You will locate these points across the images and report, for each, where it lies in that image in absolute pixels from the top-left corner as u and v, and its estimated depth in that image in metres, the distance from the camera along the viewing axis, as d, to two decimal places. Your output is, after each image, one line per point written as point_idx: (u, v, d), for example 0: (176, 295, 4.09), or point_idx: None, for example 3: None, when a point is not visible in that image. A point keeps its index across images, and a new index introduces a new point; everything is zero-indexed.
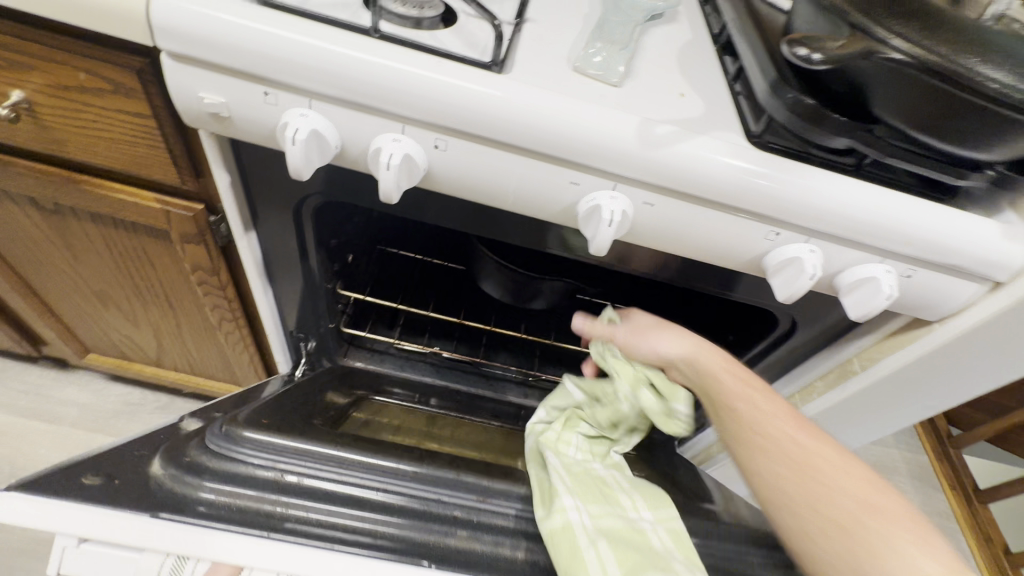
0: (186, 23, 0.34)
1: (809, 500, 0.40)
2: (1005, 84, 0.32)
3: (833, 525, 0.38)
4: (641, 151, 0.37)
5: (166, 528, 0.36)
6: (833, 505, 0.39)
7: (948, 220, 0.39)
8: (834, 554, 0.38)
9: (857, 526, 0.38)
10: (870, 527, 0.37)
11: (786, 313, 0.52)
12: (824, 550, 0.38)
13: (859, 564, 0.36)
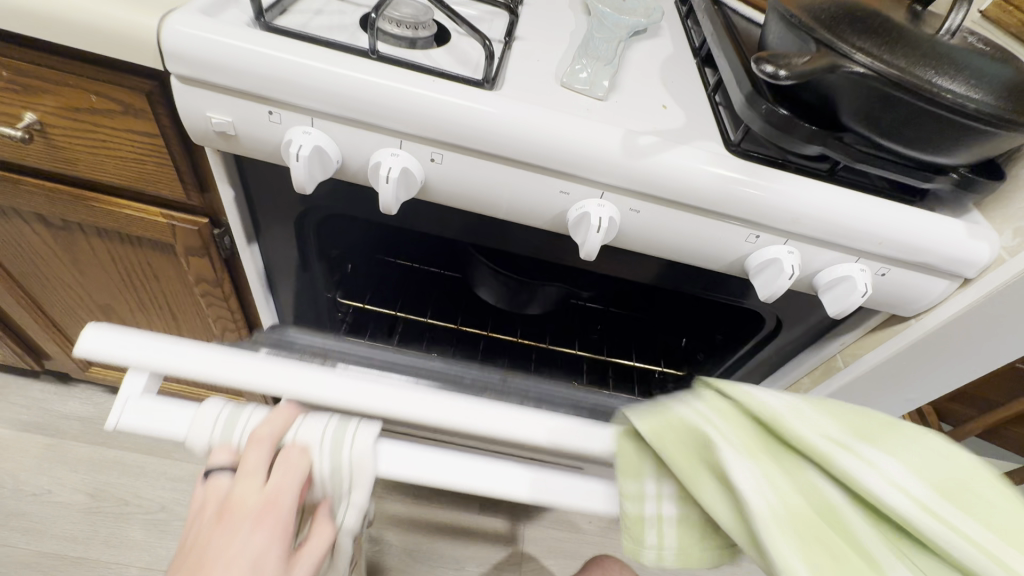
0: (194, 48, 0.36)
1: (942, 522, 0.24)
2: (958, 95, 0.34)
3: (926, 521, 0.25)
4: (626, 161, 0.39)
5: (218, 362, 0.37)
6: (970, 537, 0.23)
7: (918, 221, 0.42)
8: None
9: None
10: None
11: (771, 313, 0.54)
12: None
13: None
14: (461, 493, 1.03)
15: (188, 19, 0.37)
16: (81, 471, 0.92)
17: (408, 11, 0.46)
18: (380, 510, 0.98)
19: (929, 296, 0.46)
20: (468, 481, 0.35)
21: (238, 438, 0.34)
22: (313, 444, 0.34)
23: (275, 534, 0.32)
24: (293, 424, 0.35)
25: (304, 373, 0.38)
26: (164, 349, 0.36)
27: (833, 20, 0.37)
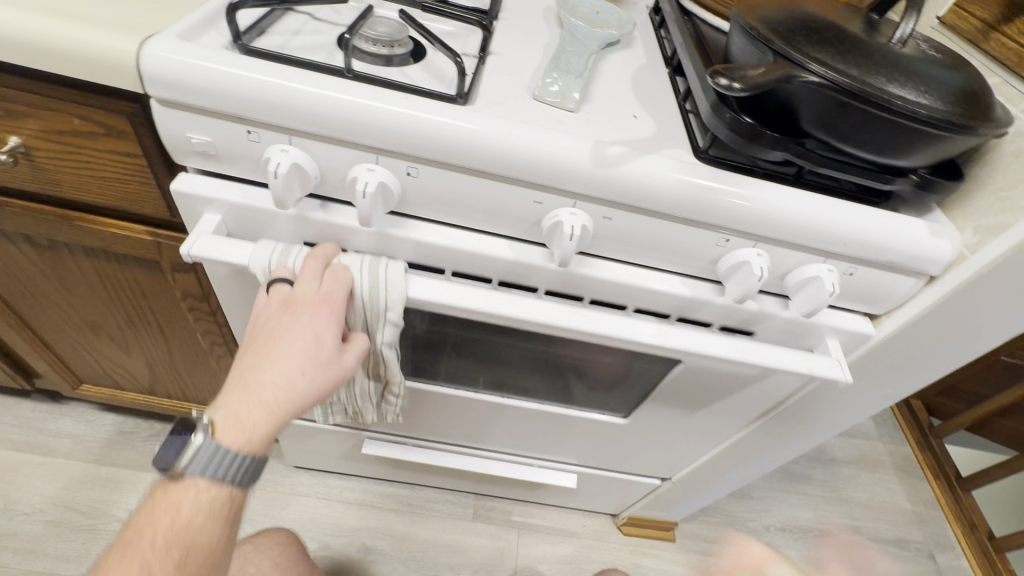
0: (172, 71, 0.37)
1: None
2: (909, 101, 0.36)
3: None
4: (596, 170, 0.40)
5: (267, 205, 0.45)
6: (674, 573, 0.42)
7: (881, 221, 0.43)
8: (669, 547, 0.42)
9: None
10: None
11: None
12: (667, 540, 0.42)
13: None
14: (455, 500, 1.04)
15: (165, 43, 0.38)
16: (74, 489, 0.92)
17: (384, 30, 0.47)
18: (374, 520, 0.99)
19: (897, 293, 0.48)
20: (484, 299, 0.46)
21: (294, 263, 0.44)
22: (354, 265, 0.44)
23: (328, 325, 0.41)
24: (337, 258, 0.45)
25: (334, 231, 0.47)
26: (227, 189, 0.45)
27: (789, 32, 0.38)
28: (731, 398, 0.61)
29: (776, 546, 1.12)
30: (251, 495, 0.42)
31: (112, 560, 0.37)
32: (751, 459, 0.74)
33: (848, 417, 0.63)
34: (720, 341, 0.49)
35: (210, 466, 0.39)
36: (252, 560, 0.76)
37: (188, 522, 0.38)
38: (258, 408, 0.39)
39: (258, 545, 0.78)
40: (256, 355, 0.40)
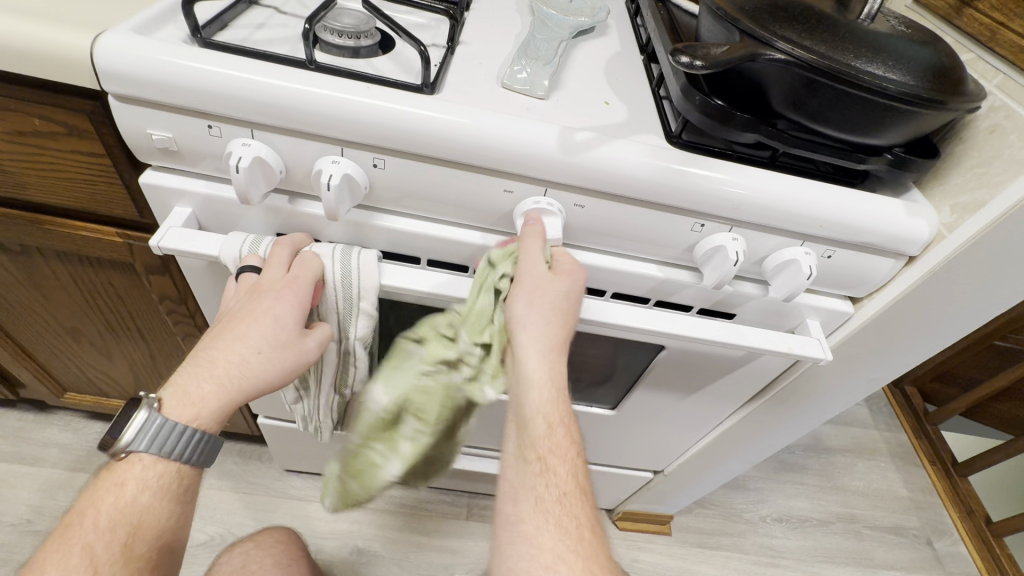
0: (126, 66, 0.36)
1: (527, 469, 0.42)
2: (876, 76, 0.35)
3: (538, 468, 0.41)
4: (564, 156, 0.39)
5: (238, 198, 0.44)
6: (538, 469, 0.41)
7: (857, 202, 0.42)
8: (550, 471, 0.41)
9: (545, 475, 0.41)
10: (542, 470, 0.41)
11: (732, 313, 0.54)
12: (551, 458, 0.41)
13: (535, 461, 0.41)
14: (448, 499, 1.03)
15: (120, 37, 0.37)
16: (61, 498, 0.91)
17: (349, 21, 0.47)
18: (366, 522, 0.98)
19: (877, 275, 0.47)
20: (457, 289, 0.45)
21: (264, 251, 0.43)
22: (325, 255, 0.43)
23: (273, 297, 0.40)
24: (307, 246, 0.44)
25: (308, 224, 0.46)
26: (199, 184, 0.44)
27: (755, 11, 0.38)
28: (724, 381, 0.60)
29: (772, 536, 1.11)
30: (204, 472, 0.41)
31: (50, 545, 0.35)
32: (741, 449, 0.74)
33: (837, 403, 0.62)
34: (700, 323, 0.48)
35: (156, 442, 0.38)
36: (254, 559, 0.76)
37: (135, 501, 0.37)
38: (208, 382, 0.39)
39: (260, 544, 0.78)
40: (215, 332, 0.40)
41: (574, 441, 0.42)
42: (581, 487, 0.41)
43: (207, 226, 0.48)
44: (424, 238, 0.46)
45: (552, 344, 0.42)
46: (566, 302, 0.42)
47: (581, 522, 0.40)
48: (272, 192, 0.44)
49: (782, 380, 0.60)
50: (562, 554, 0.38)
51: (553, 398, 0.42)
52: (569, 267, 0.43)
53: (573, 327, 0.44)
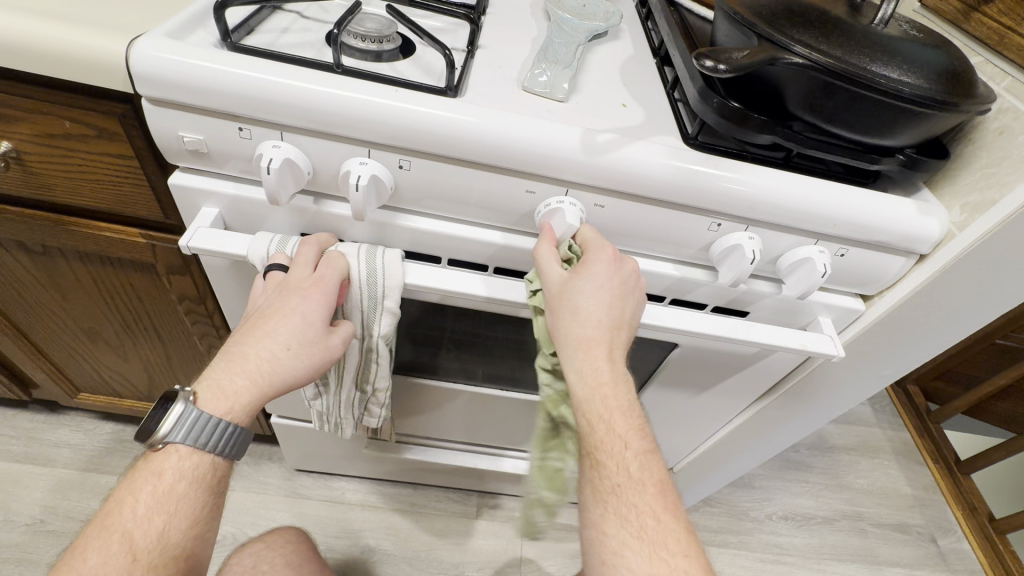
0: (160, 70, 0.37)
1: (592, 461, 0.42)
2: (892, 80, 0.36)
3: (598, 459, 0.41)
4: (587, 157, 0.40)
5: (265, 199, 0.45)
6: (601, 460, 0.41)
7: (870, 202, 0.43)
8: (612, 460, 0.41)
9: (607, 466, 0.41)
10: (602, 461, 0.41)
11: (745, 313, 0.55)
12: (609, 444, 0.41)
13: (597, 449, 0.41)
14: (457, 498, 1.04)
15: (154, 42, 0.38)
16: (74, 499, 0.92)
17: (372, 26, 0.48)
18: (376, 521, 0.98)
19: (888, 273, 0.48)
20: (477, 288, 0.46)
21: (291, 251, 0.44)
22: (350, 255, 0.44)
23: (287, 296, 0.41)
24: (332, 246, 0.45)
25: (333, 224, 0.47)
26: (227, 185, 0.45)
27: (772, 16, 0.39)
28: (736, 378, 0.61)
29: (778, 534, 1.12)
30: (236, 464, 0.43)
31: (92, 531, 0.37)
32: (750, 446, 0.75)
33: (846, 400, 0.63)
34: (715, 319, 0.49)
35: (191, 434, 0.39)
36: (265, 559, 0.76)
37: (172, 490, 0.39)
38: (241, 376, 0.40)
39: (272, 543, 0.78)
40: (245, 330, 0.41)
41: (622, 435, 0.41)
42: (637, 478, 0.41)
43: (232, 226, 0.49)
44: (446, 238, 0.47)
45: (577, 342, 0.42)
46: (582, 298, 0.42)
47: (642, 510, 0.40)
48: (298, 192, 0.45)
49: (792, 377, 0.61)
50: (625, 540, 0.39)
51: (591, 394, 0.41)
52: (590, 262, 0.42)
53: (603, 317, 0.42)
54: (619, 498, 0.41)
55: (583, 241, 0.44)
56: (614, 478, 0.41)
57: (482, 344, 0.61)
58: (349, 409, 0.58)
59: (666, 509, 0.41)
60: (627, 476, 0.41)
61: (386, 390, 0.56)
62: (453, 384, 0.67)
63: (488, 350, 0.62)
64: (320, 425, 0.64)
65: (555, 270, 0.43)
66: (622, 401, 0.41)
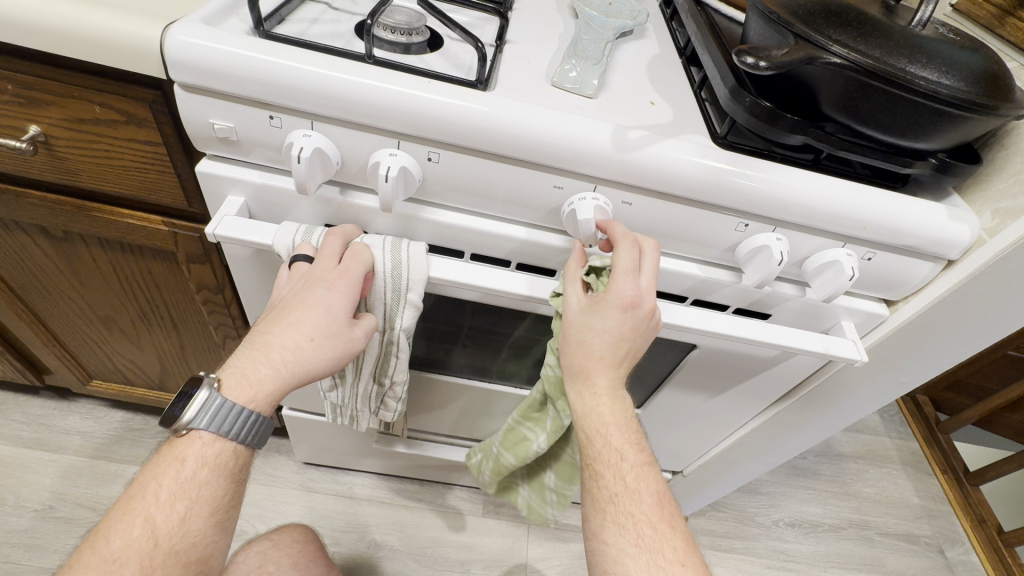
0: (193, 56, 0.37)
1: (593, 474, 0.44)
2: (931, 81, 0.36)
3: (598, 473, 0.44)
4: (617, 154, 0.40)
5: (291, 187, 0.45)
6: (601, 474, 0.43)
7: (901, 206, 0.43)
8: (610, 474, 0.43)
9: (606, 480, 0.43)
10: (601, 474, 0.43)
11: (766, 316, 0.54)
12: (608, 458, 0.43)
13: (597, 463, 0.44)
14: (464, 496, 1.03)
15: (189, 28, 0.38)
16: (83, 486, 0.92)
17: (402, 18, 0.48)
18: (383, 516, 0.98)
19: (915, 278, 0.48)
20: (498, 282, 0.46)
21: (316, 241, 0.44)
22: (375, 246, 0.44)
23: (290, 327, 0.40)
24: (357, 237, 0.45)
25: (357, 214, 0.47)
26: (254, 174, 0.45)
27: (808, 15, 0.39)
28: (754, 382, 0.61)
29: (786, 540, 1.11)
30: (257, 453, 0.43)
31: (115, 515, 0.37)
32: (762, 451, 0.75)
33: (864, 406, 0.62)
34: (738, 320, 0.49)
35: (215, 420, 0.39)
36: (271, 559, 0.76)
37: (193, 477, 0.39)
38: (265, 366, 0.40)
39: (277, 543, 0.78)
40: (261, 331, 0.41)
41: (618, 447, 0.43)
42: (634, 488, 0.43)
43: (256, 215, 0.49)
44: (470, 232, 0.47)
45: (580, 368, 0.44)
46: (590, 332, 0.43)
47: (640, 519, 0.42)
48: (325, 183, 0.46)
49: (811, 381, 0.61)
50: (625, 548, 0.41)
51: (587, 411, 0.44)
52: (606, 302, 0.41)
53: (607, 351, 0.43)
54: (618, 508, 0.43)
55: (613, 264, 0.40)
56: (613, 489, 0.43)
57: (498, 341, 0.60)
58: (366, 402, 0.59)
59: (662, 519, 0.43)
60: (625, 488, 0.43)
61: (403, 384, 0.56)
62: (468, 380, 0.67)
63: (505, 348, 0.61)
64: (335, 418, 0.64)
65: (574, 296, 0.43)
66: (618, 417, 0.44)
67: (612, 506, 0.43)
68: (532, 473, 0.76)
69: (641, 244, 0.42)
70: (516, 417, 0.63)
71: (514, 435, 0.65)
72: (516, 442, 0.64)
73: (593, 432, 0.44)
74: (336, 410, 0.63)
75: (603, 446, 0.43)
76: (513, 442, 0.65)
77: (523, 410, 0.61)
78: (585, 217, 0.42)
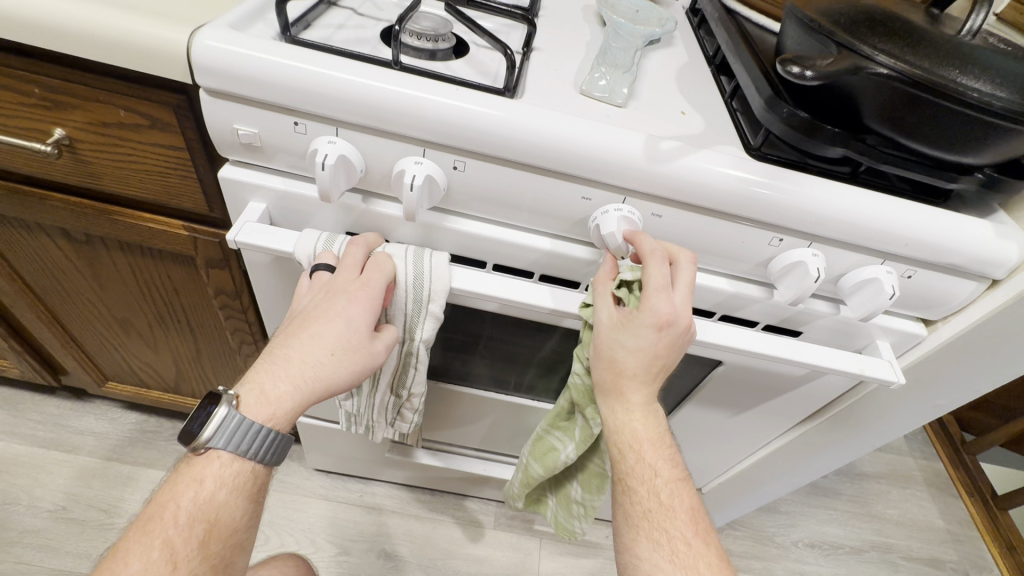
0: (220, 61, 0.37)
1: (626, 490, 0.45)
2: (984, 93, 0.34)
3: (631, 488, 0.44)
4: (649, 165, 0.39)
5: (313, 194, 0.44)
6: (635, 489, 0.44)
7: (945, 223, 0.41)
8: (644, 489, 0.44)
9: (640, 495, 0.44)
10: (634, 490, 0.44)
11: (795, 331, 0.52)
12: (642, 473, 0.44)
13: (631, 478, 0.44)
14: (475, 507, 1.02)
15: (217, 32, 0.37)
16: (96, 487, 0.92)
17: (428, 24, 0.47)
18: (393, 527, 0.97)
19: (956, 297, 0.46)
20: (521, 294, 0.44)
21: (338, 250, 0.43)
22: (397, 255, 0.43)
23: (313, 341, 0.39)
24: (379, 246, 0.44)
25: (379, 222, 0.46)
26: (277, 180, 0.45)
27: (851, 23, 0.37)
28: (781, 401, 0.59)
29: (805, 562, 1.08)
30: (275, 471, 0.42)
31: (132, 536, 0.36)
32: (786, 471, 0.73)
33: (896, 428, 0.60)
34: (769, 338, 0.47)
35: (233, 439, 0.38)
36: None
37: (213, 498, 0.38)
38: (283, 383, 0.39)
39: None
40: (281, 347, 0.40)
41: (651, 463, 0.44)
42: (668, 503, 0.43)
43: (277, 222, 0.48)
44: (494, 242, 0.46)
45: (611, 385, 0.44)
46: (622, 351, 0.42)
47: (674, 535, 0.42)
48: (348, 190, 0.45)
49: (841, 401, 0.58)
50: (658, 564, 0.41)
51: (620, 427, 0.44)
52: (639, 322, 0.40)
53: (641, 368, 0.42)
54: (653, 523, 0.43)
55: (645, 281, 0.39)
56: (647, 505, 0.43)
57: (517, 353, 0.59)
58: (382, 413, 0.58)
59: (697, 535, 0.43)
60: (660, 505, 0.43)
61: (421, 395, 0.55)
62: (485, 391, 0.66)
63: (524, 360, 0.60)
64: (349, 427, 0.63)
65: (604, 313, 0.42)
66: (652, 433, 0.44)
67: (645, 520, 0.43)
68: (557, 487, 0.72)
69: (676, 259, 0.41)
70: (543, 426, 0.61)
71: (541, 446, 0.62)
72: (542, 453, 0.62)
73: (626, 447, 0.44)
74: (351, 419, 0.62)
75: (638, 461, 0.44)
76: (540, 453, 0.62)
77: (551, 419, 0.59)
78: (608, 231, 0.41)
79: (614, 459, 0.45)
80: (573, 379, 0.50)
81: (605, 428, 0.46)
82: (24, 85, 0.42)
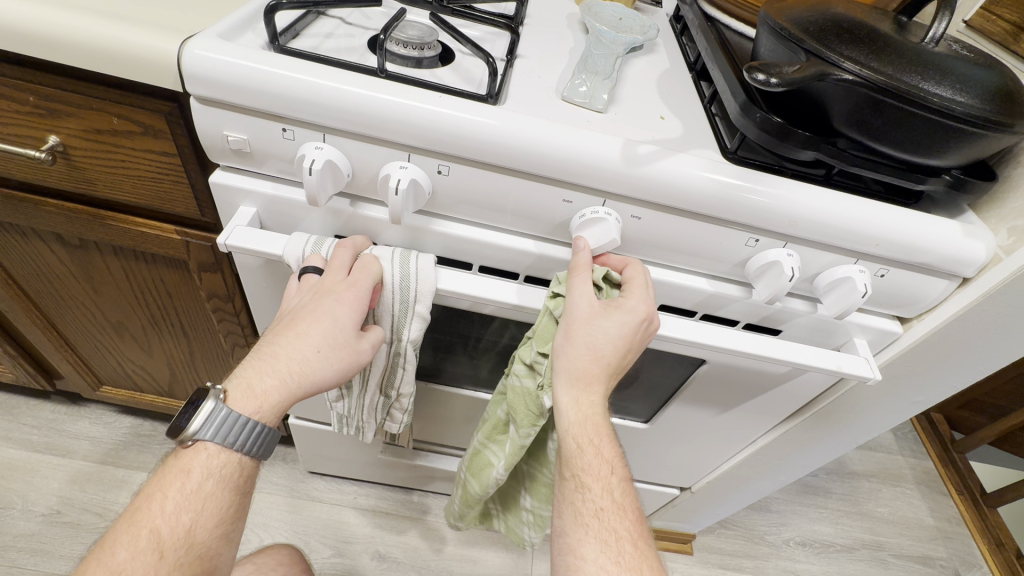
0: (211, 70, 0.38)
1: (580, 489, 0.45)
2: (945, 99, 0.35)
3: (582, 486, 0.45)
4: (627, 169, 0.40)
5: (302, 197, 0.46)
6: (589, 488, 0.45)
7: (914, 222, 0.42)
8: (596, 487, 0.45)
9: (591, 493, 0.45)
10: (588, 487, 0.45)
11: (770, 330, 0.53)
12: (594, 471, 0.45)
13: (585, 475, 0.45)
14: None
15: (208, 42, 0.39)
16: (91, 491, 0.92)
17: (414, 33, 0.48)
18: (387, 528, 0.98)
19: (930, 294, 0.47)
20: (503, 295, 0.46)
21: (326, 252, 0.45)
22: (384, 257, 0.44)
23: (304, 333, 0.40)
24: (366, 249, 0.45)
25: (366, 225, 0.47)
26: (266, 186, 0.46)
27: (819, 32, 0.39)
28: (764, 400, 0.60)
29: (796, 561, 1.09)
30: (261, 465, 0.43)
31: (120, 527, 0.37)
32: (775, 467, 0.73)
33: (878, 424, 0.61)
34: (747, 336, 0.48)
35: (221, 431, 0.39)
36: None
37: (199, 488, 0.39)
38: (271, 377, 0.40)
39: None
40: (270, 343, 0.41)
41: (608, 459, 0.45)
42: (619, 503, 0.45)
43: (268, 226, 0.49)
44: (479, 244, 0.47)
45: (582, 375, 0.44)
46: (603, 339, 0.43)
47: (622, 536, 0.44)
48: (336, 194, 0.46)
49: (822, 399, 0.59)
50: (604, 565, 0.42)
51: (582, 421, 0.44)
52: (625, 308, 0.42)
53: (615, 358, 0.43)
54: (601, 523, 0.44)
55: (628, 281, 0.44)
56: (596, 506, 0.44)
57: (505, 354, 0.60)
58: (372, 414, 0.58)
59: (641, 536, 0.45)
60: (610, 506, 0.45)
61: (411, 394, 0.56)
62: (474, 391, 0.67)
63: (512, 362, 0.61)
64: (341, 428, 0.64)
65: (584, 301, 0.43)
66: (608, 428, 0.45)
67: (596, 519, 0.44)
68: (508, 498, 0.74)
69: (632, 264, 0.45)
70: (480, 440, 0.61)
71: (477, 463, 0.62)
72: (479, 469, 0.62)
73: (583, 441, 0.44)
74: (342, 421, 0.63)
75: (597, 457, 0.45)
76: (477, 468, 0.63)
77: (487, 432, 0.60)
78: (614, 237, 0.42)
79: (572, 457, 0.45)
80: (513, 382, 0.51)
81: (557, 420, 0.46)
82: (19, 94, 0.43)
